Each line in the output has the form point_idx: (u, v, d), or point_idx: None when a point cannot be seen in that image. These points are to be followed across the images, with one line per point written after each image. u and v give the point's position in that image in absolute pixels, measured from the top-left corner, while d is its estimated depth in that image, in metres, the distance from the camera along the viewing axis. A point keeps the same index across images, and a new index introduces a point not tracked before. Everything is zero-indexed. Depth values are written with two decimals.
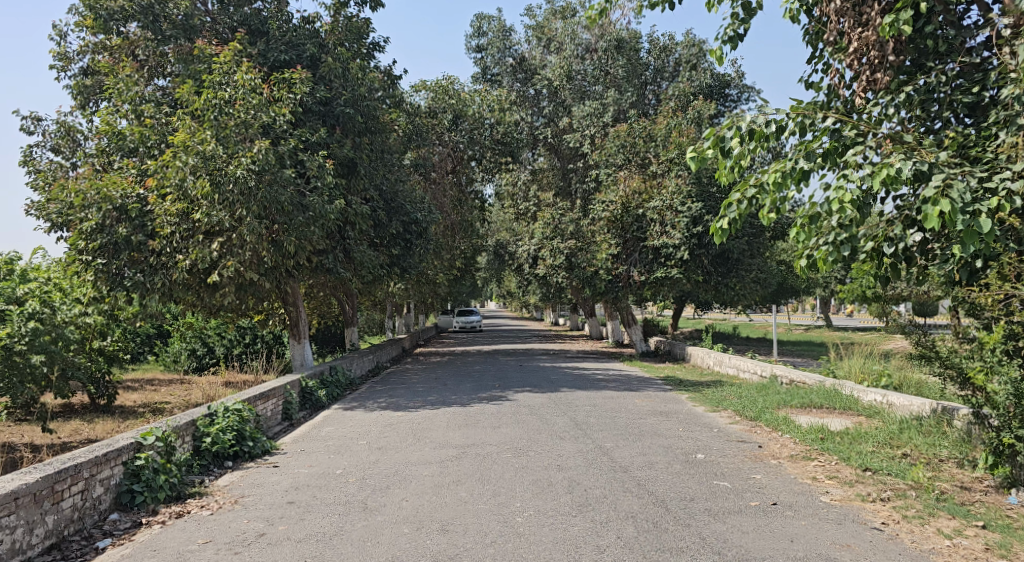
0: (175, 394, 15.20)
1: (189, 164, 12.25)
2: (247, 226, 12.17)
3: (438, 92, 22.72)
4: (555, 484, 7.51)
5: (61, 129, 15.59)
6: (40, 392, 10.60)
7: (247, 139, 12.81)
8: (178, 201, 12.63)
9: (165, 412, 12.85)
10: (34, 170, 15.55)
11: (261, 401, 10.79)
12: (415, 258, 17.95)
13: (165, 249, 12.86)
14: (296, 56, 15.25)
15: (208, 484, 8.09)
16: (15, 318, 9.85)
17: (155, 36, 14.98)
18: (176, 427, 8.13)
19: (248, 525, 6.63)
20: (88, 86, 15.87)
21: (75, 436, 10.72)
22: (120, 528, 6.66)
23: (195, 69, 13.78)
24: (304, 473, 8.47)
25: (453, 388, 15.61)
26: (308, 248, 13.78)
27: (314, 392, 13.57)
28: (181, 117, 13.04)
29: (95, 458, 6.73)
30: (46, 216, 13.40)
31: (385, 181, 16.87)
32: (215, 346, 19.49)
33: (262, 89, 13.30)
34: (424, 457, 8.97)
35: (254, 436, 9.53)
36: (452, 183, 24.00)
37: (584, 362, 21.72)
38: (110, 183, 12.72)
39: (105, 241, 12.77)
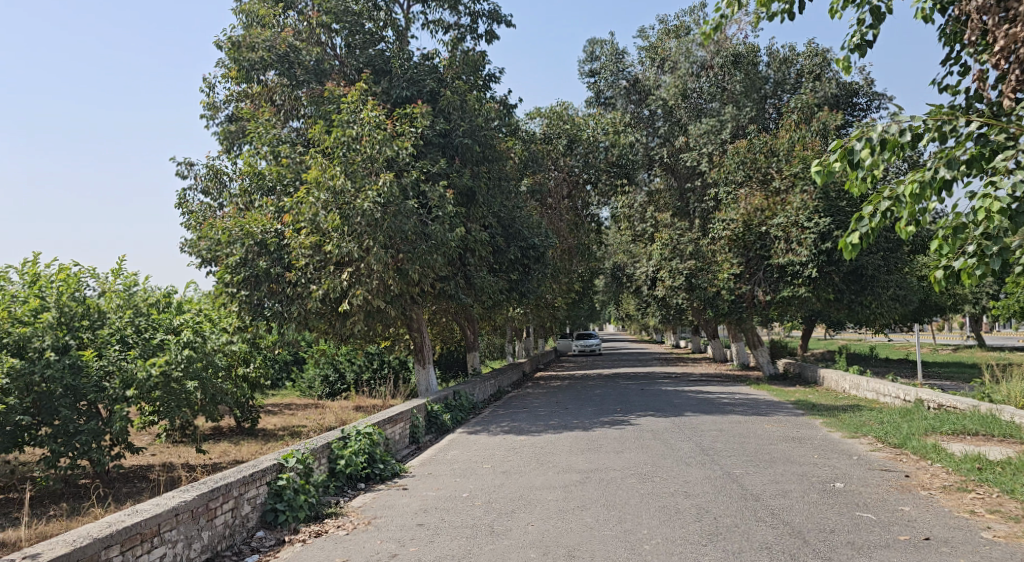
0: (311, 418, 16.00)
1: (321, 200, 13.04)
2: (375, 256, 12.61)
3: (553, 119, 23.21)
4: (684, 511, 7.38)
5: (210, 172, 16.88)
6: (194, 415, 11.39)
7: (373, 174, 13.45)
8: (312, 234, 13.33)
9: (301, 436, 13.55)
10: (186, 211, 16.88)
11: (390, 425, 11.18)
12: (533, 283, 18.12)
13: (300, 280, 13.57)
14: (417, 92, 15.86)
15: (343, 504, 8.45)
16: (173, 347, 10.71)
17: (291, 81, 15.94)
18: (313, 449, 8.58)
19: (382, 546, 6.87)
20: (233, 131, 17.16)
21: (225, 457, 11.48)
22: (266, 545, 7.09)
23: (325, 110, 14.62)
24: (432, 496, 8.69)
25: (575, 412, 15.59)
26: (431, 275, 14.12)
27: (439, 415, 13.93)
28: (314, 155, 13.82)
29: (243, 478, 7.19)
30: (198, 252, 14.60)
31: (502, 208, 17.21)
32: (346, 372, 20.43)
33: (387, 125, 13.87)
34: (548, 481, 9.02)
35: (384, 459, 9.90)
36: (569, 208, 24.10)
37: (708, 385, 21.12)
38: (251, 221, 13.78)
39: (247, 274, 13.78)
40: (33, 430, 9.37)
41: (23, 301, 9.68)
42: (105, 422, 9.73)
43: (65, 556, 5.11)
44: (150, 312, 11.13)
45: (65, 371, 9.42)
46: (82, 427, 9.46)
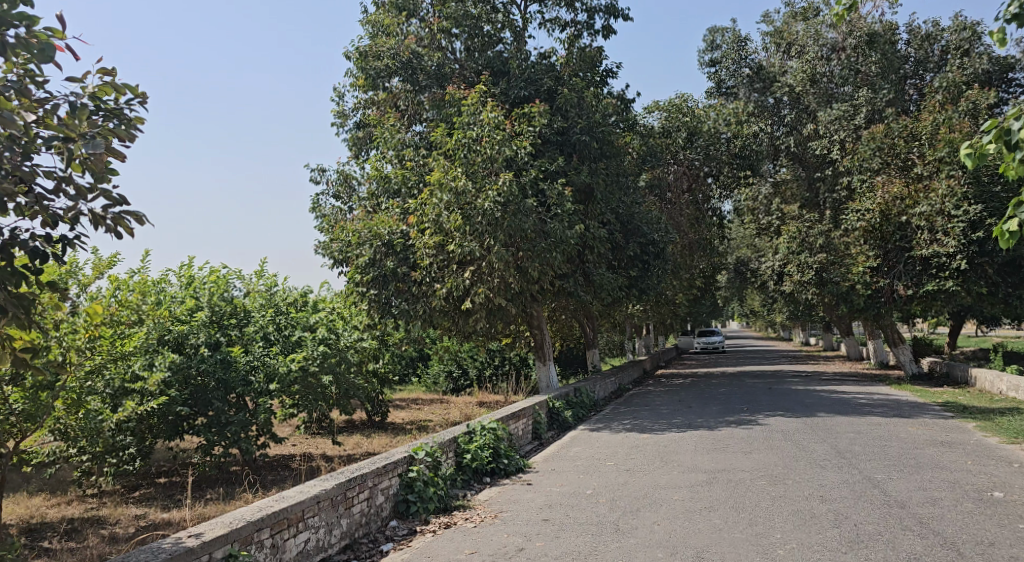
0: (436, 413, 16.49)
1: (444, 201, 13.35)
2: (496, 254, 12.85)
3: (672, 112, 22.83)
4: (820, 516, 7.12)
5: (340, 177, 17.70)
6: (329, 408, 12.02)
7: (493, 174, 13.65)
8: (435, 234, 13.67)
9: (428, 430, 14.01)
10: (319, 215, 17.75)
11: (512, 420, 11.36)
12: (653, 280, 17.95)
13: (425, 278, 13.97)
14: (535, 91, 15.99)
15: (470, 498, 8.67)
16: (309, 343, 11.35)
17: (414, 86, 16.52)
18: (441, 443, 8.85)
19: (509, 540, 7.01)
20: (361, 137, 17.91)
21: (358, 449, 12.04)
22: (399, 534, 7.38)
23: (447, 113, 14.96)
24: (556, 492, 8.78)
25: (700, 410, 15.29)
26: (550, 272, 14.20)
27: (561, 412, 14.02)
28: (436, 157, 14.22)
29: (377, 469, 7.50)
30: (330, 253, 15.33)
31: (621, 204, 17.12)
32: (469, 368, 20.98)
33: (506, 125, 14.01)
34: (673, 480, 8.92)
35: (508, 454, 10.06)
36: (690, 202, 23.60)
37: (844, 385, 20.11)
38: (380, 222, 14.31)
39: (375, 273, 14.29)
40: (191, 420, 10.18)
41: (180, 301, 10.55)
42: (251, 413, 10.42)
43: (224, 538, 5.39)
44: (289, 311, 11.81)
45: (217, 365, 10.15)
46: (233, 418, 10.13)
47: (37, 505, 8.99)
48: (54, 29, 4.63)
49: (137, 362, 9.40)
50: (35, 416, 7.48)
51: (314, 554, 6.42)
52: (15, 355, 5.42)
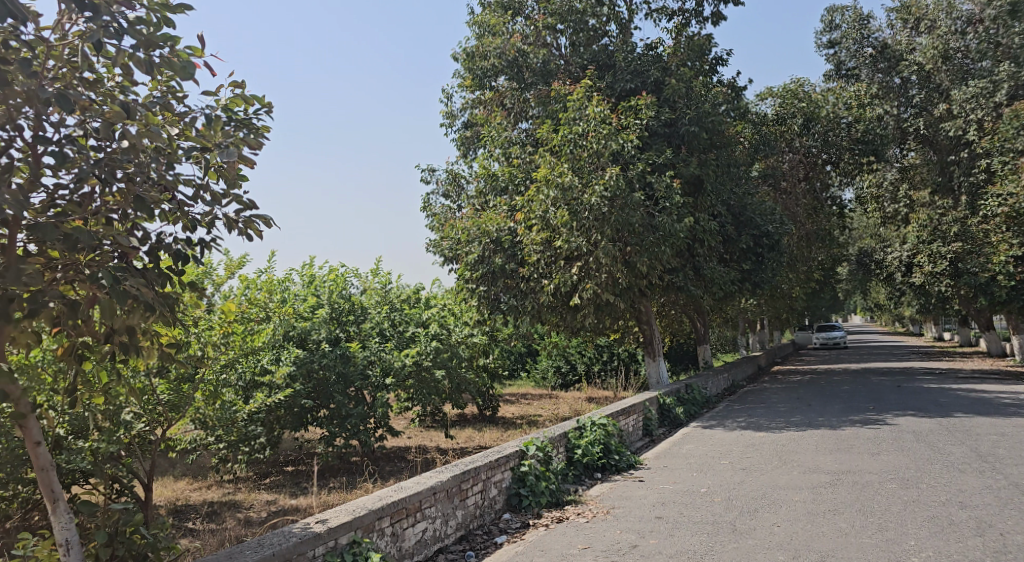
0: (546, 408, 16.64)
1: (551, 197, 13.40)
2: (603, 249, 12.82)
3: (786, 98, 21.99)
4: (958, 524, 6.75)
5: (449, 176, 18.09)
6: (442, 403, 12.34)
7: (600, 168, 13.52)
8: (543, 230, 13.77)
9: (538, 424, 14.16)
10: (430, 214, 18.22)
11: (623, 416, 11.31)
12: (768, 273, 17.27)
13: (533, 275, 14.11)
14: (642, 83, 15.75)
15: (582, 493, 8.72)
16: (422, 339, 11.75)
17: (520, 84, 16.65)
18: (552, 438, 8.95)
19: (622, 536, 7.01)
20: (469, 137, 18.24)
21: (470, 442, 12.31)
22: (512, 526, 7.51)
23: (552, 109, 14.99)
24: (669, 489, 8.70)
25: (821, 409, 14.73)
26: (660, 267, 14.02)
27: (672, 409, 13.83)
28: (543, 154, 14.31)
29: (490, 462, 7.65)
30: (441, 251, 15.70)
31: (732, 195, 16.70)
32: (577, 363, 21.08)
33: (612, 119, 13.85)
34: (793, 481, 8.67)
35: (620, 450, 10.02)
36: (807, 191, 22.73)
37: (981, 383, 18.85)
38: (488, 220, 14.57)
39: (485, 270, 14.56)
40: (315, 412, 10.77)
41: (303, 298, 11.10)
42: (370, 406, 10.85)
43: (349, 524, 5.57)
44: (403, 307, 12.25)
45: (337, 360, 10.58)
46: (353, 411, 10.60)
47: (181, 489, 9.69)
48: (192, 48, 4.98)
49: (266, 357, 9.94)
50: (178, 407, 8.15)
51: (432, 544, 6.62)
52: (161, 350, 5.87)
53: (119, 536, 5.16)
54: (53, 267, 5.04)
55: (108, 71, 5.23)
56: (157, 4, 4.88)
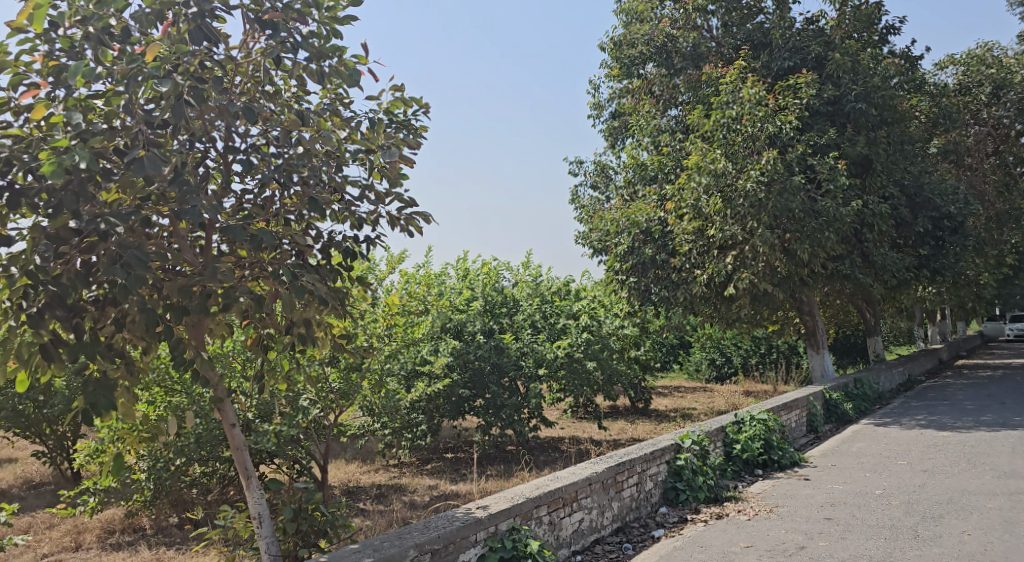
0: (701, 401, 16.30)
1: (703, 184, 13.11)
2: (760, 237, 12.27)
3: (972, 64, 20.70)
4: None
5: (597, 168, 18.04)
6: (594, 394, 12.40)
7: (756, 153, 12.89)
8: (695, 219, 13.44)
9: (692, 418, 13.90)
10: (578, 206, 18.27)
11: (785, 412, 10.87)
12: (950, 258, 15.98)
13: (685, 265, 13.77)
14: (801, 60, 14.96)
15: (742, 489, 8.48)
16: (573, 330, 11.81)
17: (669, 70, 16.21)
18: (709, 432, 8.77)
19: (788, 536, 6.77)
20: (617, 127, 18.10)
21: (624, 434, 12.27)
22: (670, 520, 7.45)
23: (704, 93, 14.55)
24: (839, 489, 8.29)
25: (1013, 407, 13.47)
26: (824, 254, 13.29)
27: (840, 404, 13.12)
28: (693, 140, 13.94)
29: (645, 455, 7.60)
30: (590, 243, 15.70)
31: (906, 175, 15.56)
32: (733, 356, 20.48)
33: (769, 100, 13.22)
34: (984, 486, 8.00)
35: (782, 446, 9.66)
36: (996, 166, 20.74)
37: None
38: (637, 210, 14.38)
39: (635, 261, 14.37)
40: (471, 401, 11.02)
41: (458, 291, 11.48)
42: (523, 397, 11.07)
43: (508, 511, 5.73)
44: (554, 299, 12.35)
45: (492, 351, 10.90)
46: (507, 401, 10.88)
47: (352, 471, 10.32)
48: (359, 56, 5.26)
49: (426, 347, 10.38)
50: (348, 394, 8.49)
51: (588, 533, 6.69)
52: (333, 341, 6.29)
53: (303, 512, 5.57)
54: (241, 265, 5.51)
55: (285, 83, 5.64)
56: (327, 17, 5.21)
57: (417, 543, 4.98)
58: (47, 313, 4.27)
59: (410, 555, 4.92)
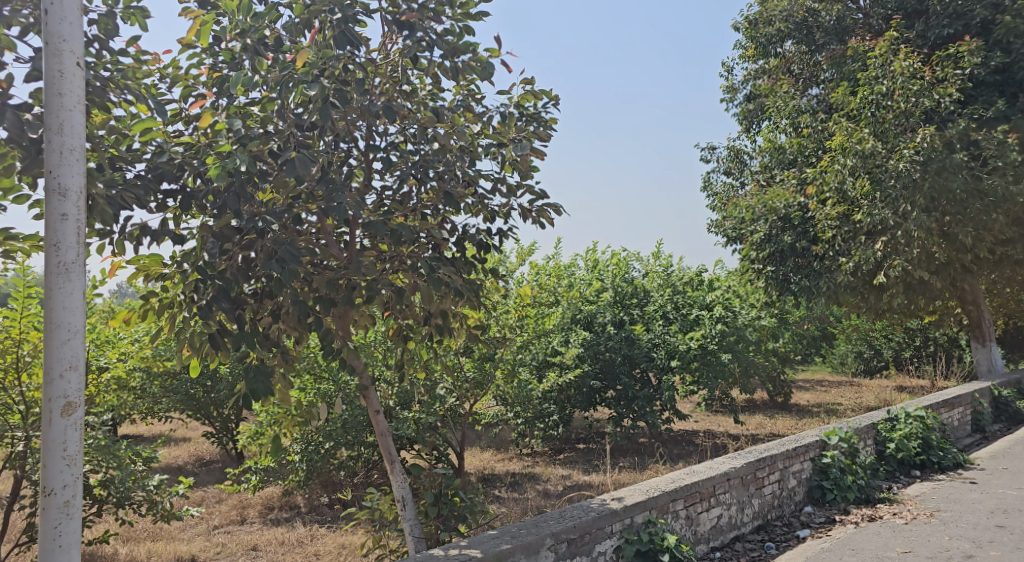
0: (847, 396, 15.51)
1: (848, 166, 12.28)
2: (914, 221, 11.38)
3: None
4: None
5: (731, 153, 17.42)
6: (730, 387, 12.12)
7: (908, 131, 11.79)
8: (839, 204, 12.61)
9: (837, 413, 13.25)
10: (711, 193, 17.75)
11: (946, 409, 10.14)
12: None
13: (828, 253, 12.92)
14: (964, 26, 12.78)
15: (897, 491, 8.00)
16: (706, 322, 11.29)
17: (808, 47, 15.05)
18: (858, 429, 8.33)
19: (952, 544, 6.35)
20: (752, 110, 17.38)
21: (762, 429, 11.87)
22: (815, 520, 7.15)
23: (849, 69, 13.67)
24: (1011, 495, 7.66)
25: None
26: (989, 239, 12.24)
27: (1010, 402, 12.10)
28: (838, 120, 13.08)
29: (788, 451, 7.32)
30: (723, 231, 15.21)
31: None
32: (884, 348, 19.36)
33: (924, 73, 12.05)
34: None
35: (942, 446, 9.02)
36: None
37: None
38: (774, 196, 13.60)
39: (772, 249, 13.68)
40: (603, 393, 11.02)
41: (588, 283, 11.53)
42: (656, 389, 10.90)
43: (644, 504, 5.68)
44: (686, 289, 12.03)
45: (622, 343, 10.89)
46: (640, 393, 10.75)
47: (487, 459, 10.56)
48: (491, 51, 5.33)
49: (556, 338, 10.46)
50: (482, 383, 8.78)
51: (727, 530, 6.53)
52: (469, 331, 6.46)
53: (443, 497, 5.77)
54: (383, 258, 5.74)
55: (421, 81, 5.80)
56: (459, 14, 5.32)
57: (553, 532, 5.03)
58: (214, 305, 4.64)
59: (547, 544, 4.98)
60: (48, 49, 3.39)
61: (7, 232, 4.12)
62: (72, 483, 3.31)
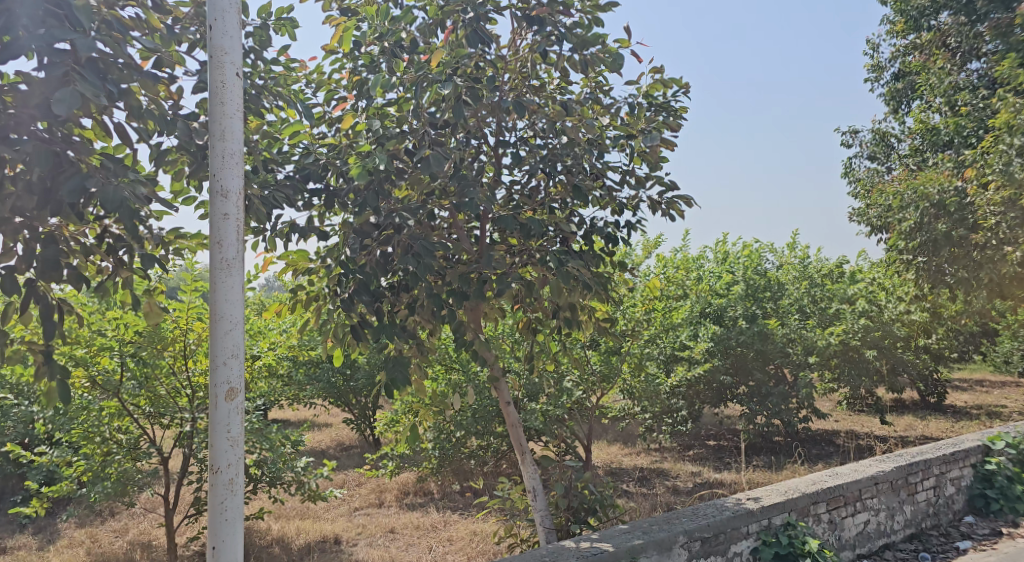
0: (1010, 398, 14.33)
1: (1013, 144, 10.14)
2: None
3: None
4: None
5: (877, 136, 16.47)
6: (875, 385, 11.53)
7: None
8: (1003, 187, 10.36)
9: (998, 416, 12.27)
10: (854, 179, 16.86)
11: None
12: None
13: (990, 243, 10.79)
14: None
15: None
16: (848, 316, 11.11)
17: (968, 18, 13.95)
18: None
19: None
20: (901, 89, 16.36)
21: (911, 431, 11.17)
22: (978, 532, 6.65)
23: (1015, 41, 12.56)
24: None
25: None
26: None
27: None
28: (1001, 96, 11.96)
29: (944, 456, 6.86)
30: (868, 220, 14.43)
31: None
32: None
33: None
34: None
35: None
36: None
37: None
38: (926, 180, 11.87)
39: (923, 239, 11.73)
40: (734, 389, 10.73)
41: (717, 275, 11.20)
42: (792, 386, 10.44)
43: (783, 505, 5.49)
44: (825, 282, 11.51)
45: (755, 337, 10.39)
46: (774, 390, 10.32)
47: (615, 453, 10.52)
48: (621, 41, 5.28)
49: (684, 332, 10.24)
50: (608, 376, 8.70)
51: (875, 537, 6.19)
52: (597, 324, 6.44)
53: (573, 489, 5.79)
54: (513, 252, 5.82)
55: (550, 75, 5.83)
56: (589, 6, 5.30)
57: (686, 529, 4.96)
58: (355, 298, 4.87)
59: (680, 542, 4.91)
60: (212, 62, 3.65)
61: (176, 231, 4.50)
62: (235, 463, 3.56)
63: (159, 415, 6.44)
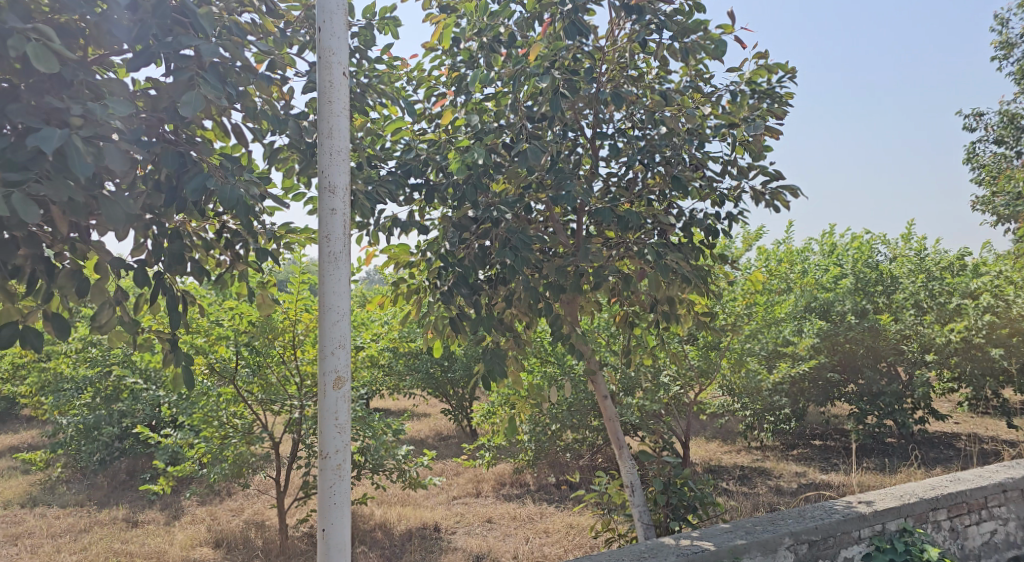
0: None
1: None
2: None
3: None
4: None
5: (1004, 119, 15.45)
6: None
7: None
8: None
9: None
10: (978, 165, 15.89)
11: None
12: None
13: None
14: None
15: None
16: (970, 311, 9.61)
17: None
18: None
19: None
20: None
21: None
22: None
23: None
24: None
25: None
26: None
27: None
28: None
29: None
30: (994, 208, 13.60)
31: None
32: None
33: None
34: None
35: None
36: None
37: None
38: None
39: None
40: (842, 387, 10.35)
41: (825, 268, 11.21)
42: (907, 385, 9.87)
43: (897, 510, 5.25)
44: (946, 275, 10.24)
45: (866, 334, 10.09)
46: (885, 389, 9.84)
47: (714, 450, 10.32)
48: (723, 26, 5.13)
49: (788, 328, 9.86)
50: (707, 371, 8.52)
51: (1004, 548, 5.81)
52: (696, 318, 6.31)
53: (672, 486, 5.71)
54: (609, 245, 5.77)
55: (648, 65, 5.75)
56: None
57: (792, 531, 4.82)
58: (454, 291, 4.95)
59: (786, 544, 4.78)
60: (320, 63, 3.79)
61: (286, 226, 4.68)
62: (342, 449, 3.69)
63: (270, 401, 6.69)
